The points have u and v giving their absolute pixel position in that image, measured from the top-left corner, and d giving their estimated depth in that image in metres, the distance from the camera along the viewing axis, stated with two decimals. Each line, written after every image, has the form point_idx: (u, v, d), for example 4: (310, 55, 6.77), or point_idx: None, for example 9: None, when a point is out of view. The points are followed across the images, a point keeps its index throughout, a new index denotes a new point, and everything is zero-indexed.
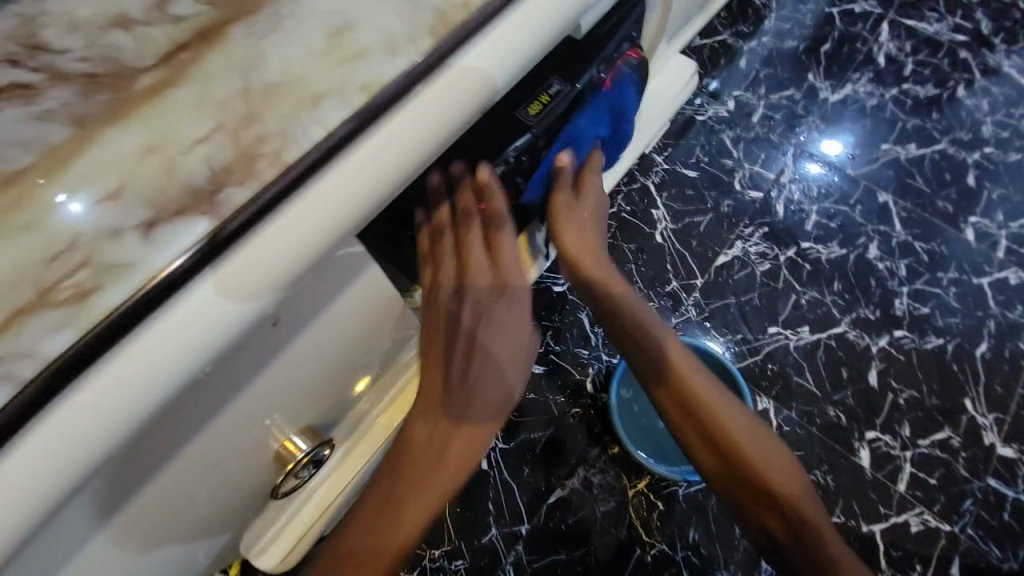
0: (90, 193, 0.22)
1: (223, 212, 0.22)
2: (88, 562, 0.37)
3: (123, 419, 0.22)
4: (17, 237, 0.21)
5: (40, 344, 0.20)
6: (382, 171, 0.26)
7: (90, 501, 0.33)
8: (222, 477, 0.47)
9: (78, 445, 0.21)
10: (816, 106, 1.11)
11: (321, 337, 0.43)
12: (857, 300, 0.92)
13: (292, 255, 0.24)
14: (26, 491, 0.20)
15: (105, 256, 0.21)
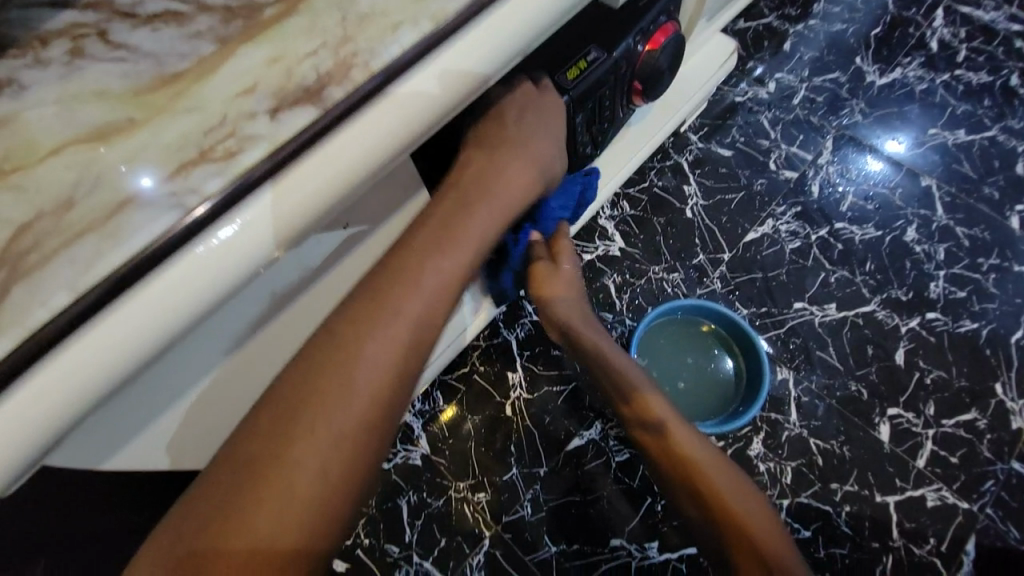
0: (230, 90, 0.30)
1: (330, 106, 0.30)
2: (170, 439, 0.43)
3: (253, 252, 0.29)
4: (180, 119, 0.29)
5: (204, 183, 0.28)
6: (438, 94, 0.33)
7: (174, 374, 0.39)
8: None
9: (221, 265, 0.29)
10: (862, 89, 1.10)
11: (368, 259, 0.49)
12: (889, 282, 0.92)
13: (372, 150, 0.31)
14: (174, 303, 0.28)
15: (248, 130, 0.29)
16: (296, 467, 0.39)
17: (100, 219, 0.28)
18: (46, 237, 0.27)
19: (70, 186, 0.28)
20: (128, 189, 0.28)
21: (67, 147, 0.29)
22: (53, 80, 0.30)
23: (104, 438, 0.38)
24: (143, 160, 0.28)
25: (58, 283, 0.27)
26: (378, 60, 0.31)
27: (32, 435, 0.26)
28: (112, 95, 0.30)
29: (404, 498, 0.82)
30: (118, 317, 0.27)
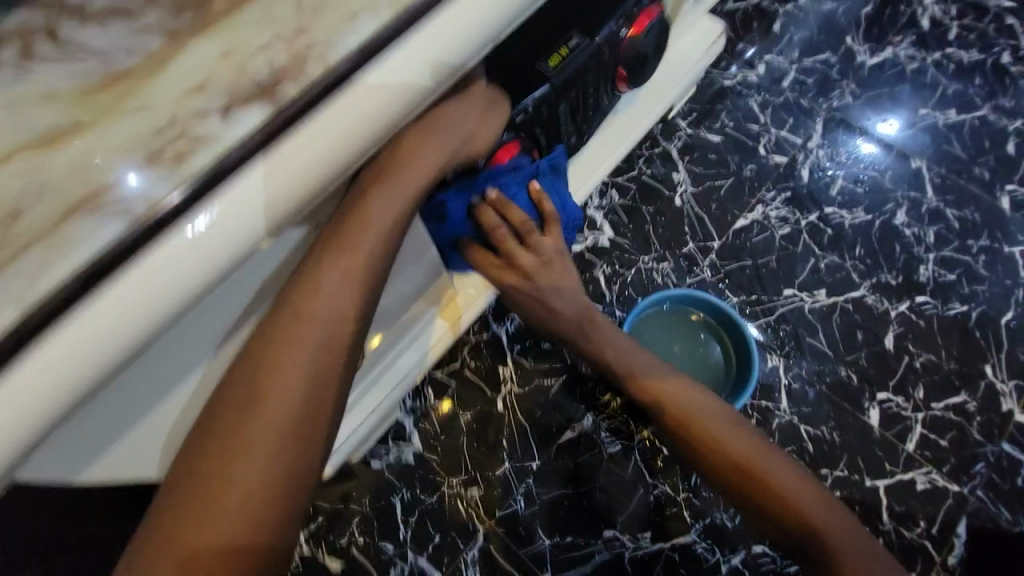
0: (182, 87, 0.28)
1: (287, 103, 0.29)
2: (147, 448, 0.42)
3: (213, 259, 0.28)
4: (132, 118, 0.28)
5: (155, 187, 0.27)
6: (411, 83, 0.31)
7: (141, 384, 0.37)
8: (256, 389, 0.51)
9: (181, 270, 0.27)
10: (852, 71, 1.08)
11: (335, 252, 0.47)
12: (879, 266, 0.91)
13: (339, 145, 0.30)
14: (136, 309, 0.27)
15: (201, 130, 0.28)
16: (220, 472, 0.37)
17: (45, 227, 0.26)
18: None
19: (12, 195, 0.26)
20: (72, 192, 0.27)
21: (12, 152, 0.27)
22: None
23: (76, 453, 0.36)
24: (88, 163, 0.27)
25: (4, 297, 0.25)
26: (338, 52, 0.30)
27: (1, 450, 0.25)
28: (57, 97, 0.28)
29: (397, 496, 0.82)
30: (72, 334, 0.26)
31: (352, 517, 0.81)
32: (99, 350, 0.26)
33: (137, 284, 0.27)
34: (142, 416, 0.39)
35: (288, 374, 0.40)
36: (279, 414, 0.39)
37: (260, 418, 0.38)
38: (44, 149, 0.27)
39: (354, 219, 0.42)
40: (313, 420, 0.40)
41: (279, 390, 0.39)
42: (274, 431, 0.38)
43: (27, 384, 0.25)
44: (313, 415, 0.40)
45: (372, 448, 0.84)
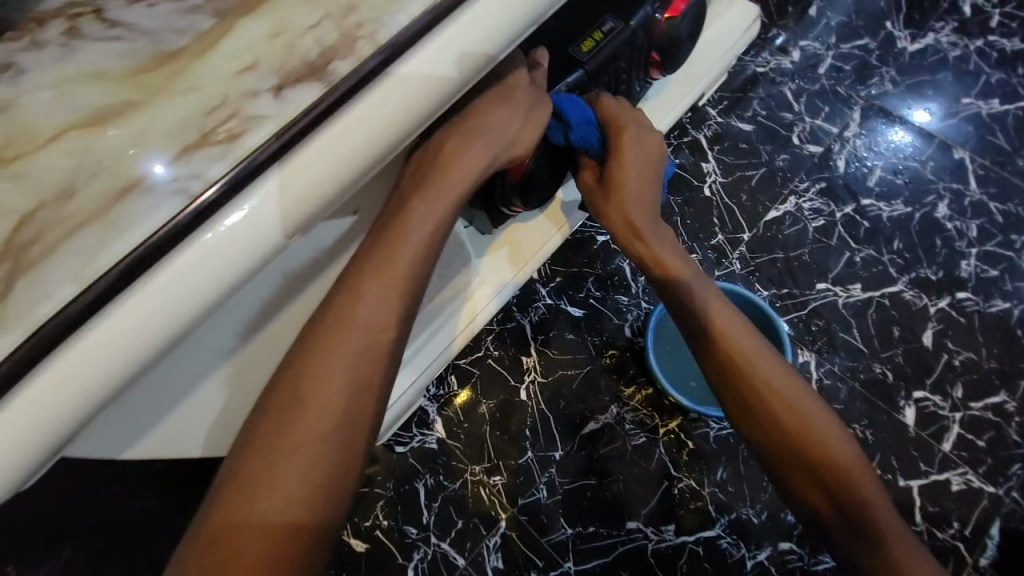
0: (231, 66, 0.28)
1: (332, 81, 0.28)
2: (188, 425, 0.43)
3: (263, 240, 0.28)
4: (181, 99, 0.28)
5: (205, 166, 0.27)
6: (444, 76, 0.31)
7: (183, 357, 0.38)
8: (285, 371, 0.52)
9: (234, 246, 0.28)
10: (892, 57, 1.04)
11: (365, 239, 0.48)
12: (918, 260, 0.88)
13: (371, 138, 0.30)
14: (192, 284, 0.27)
15: (250, 110, 0.28)
16: (268, 471, 0.37)
17: (100, 206, 0.26)
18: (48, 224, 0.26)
19: (66, 175, 0.27)
20: (123, 172, 0.27)
21: (64, 133, 0.27)
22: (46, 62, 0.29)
23: (125, 426, 0.37)
24: (138, 143, 0.27)
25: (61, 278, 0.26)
26: (383, 30, 0.29)
27: (51, 427, 0.26)
28: (109, 79, 0.28)
29: (420, 482, 0.83)
30: (134, 310, 0.27)
31: (377, 500, 0.82)
32: (160, 326, 0.27)
33: (192, 258, 0.27)
34: (181, 390, 0.41)
35: (331, 378, 0.40)
36: (319, 421, 0.39)
37: (303, 421, 0.38)
38: (96, 129, 0.27)
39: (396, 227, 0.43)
40: (354, 428, 0.40)
41: (324, 393, 0.39)
42: (316, 435, 0.39)
43: (95, 354, 0.26)
44: (351, 425, 0.40)
45: (397, 434, 0.85)
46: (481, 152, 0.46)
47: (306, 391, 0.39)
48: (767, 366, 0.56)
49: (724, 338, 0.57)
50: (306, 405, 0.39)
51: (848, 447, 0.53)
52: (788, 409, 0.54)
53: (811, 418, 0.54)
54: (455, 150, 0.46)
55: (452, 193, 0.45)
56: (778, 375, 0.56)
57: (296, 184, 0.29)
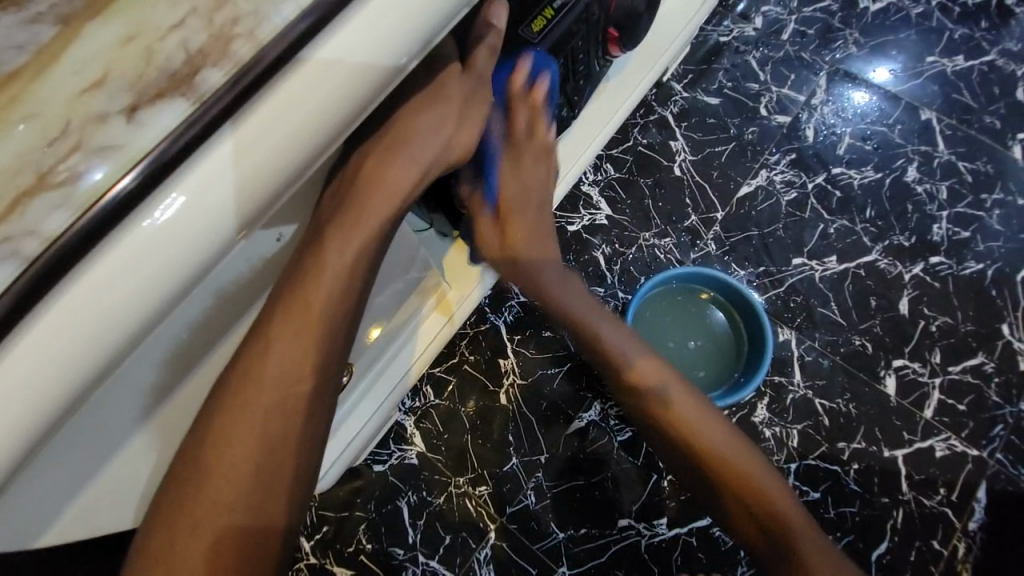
0: (77, 85, 0.23)
1: (211, 97, 0.23)
2: (110, 491, 0.37)
3: (150, 297, 0.24)
4: (13, 130, 0.22)
5: (42, 219, 0.22)
6: (367, 70, 0.27)
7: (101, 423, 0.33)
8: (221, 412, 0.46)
9: (126, 291, 0.23)
10: (855, 18, 1.01)
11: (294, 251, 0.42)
12: (891, 227, 0.87)
13: (278, 152, 0.25)
14: (76, 341, 0.23)
15: (99, 138, 0.22)
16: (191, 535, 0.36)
17: None
18: None
19: None
20: None
21: None
22: None
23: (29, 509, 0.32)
24: None
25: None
26: (266, 27, 0.24)
27: None
28: None
29: (402, 500, 0.79)
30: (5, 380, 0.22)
31: (359, 523, 0.78)
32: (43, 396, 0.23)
33: (76, 311, 0.23)
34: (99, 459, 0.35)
35: (247, 438, 0.37)
36: (237, 469, 0.37)
37: (222, 465, 0.37)
38: None
39: (308, 270, 0.38)
40: (277, 474, 0.38)
41: (238, 438, 0.37)
42: (232, 498, 0.37)
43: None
44: (272, 471, 0.38)
45: (375, 452, 0.81)
46: (411, 163, 0.41)
47: (217, 454, 0.37)
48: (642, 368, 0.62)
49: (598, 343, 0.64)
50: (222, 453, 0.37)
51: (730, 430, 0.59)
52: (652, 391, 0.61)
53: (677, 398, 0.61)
54: (385, 175, 0.40)
55: (372, 215, 0.40)
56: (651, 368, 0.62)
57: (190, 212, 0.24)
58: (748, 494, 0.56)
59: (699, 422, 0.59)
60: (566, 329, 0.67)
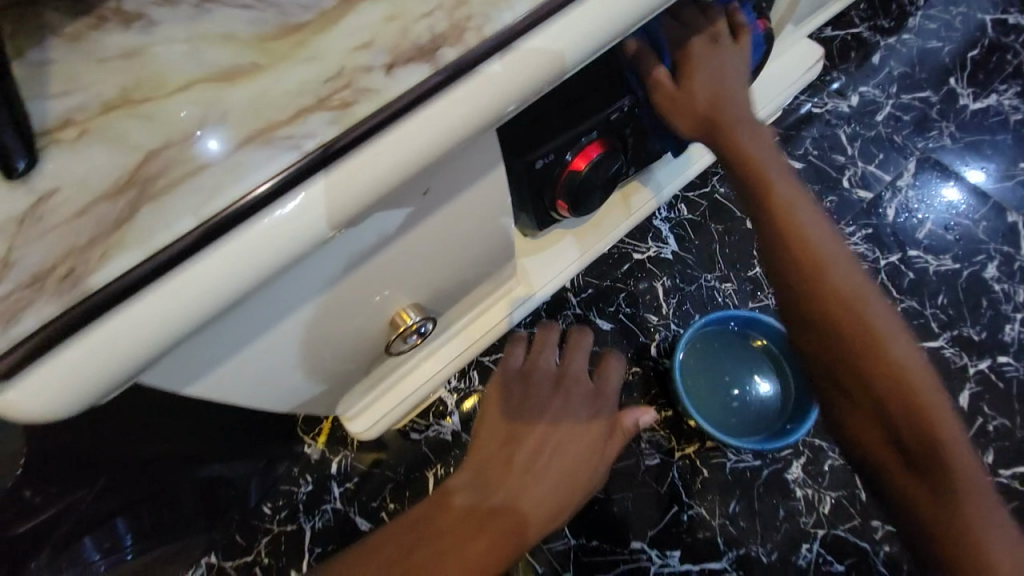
0: (351, 44, 0.30)
1: (448, 61, 0.30)
2: (226, 373, 0.42)
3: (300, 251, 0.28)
4: (291, 65, 0.30)
5: (319, 128, 0.28)
6: (577, 42, 0.33)
7: (240, 320, 0.38)
8: (329, 352, 0.53)
9: (277, 242, 0.28)
10: (953, 112, 1.03)
11: (435, 229, 0.47)
12: (961, 318, 0.86)
13: (478, 107, 0.30)
14: (223, 274, 0.27)
15: (364, 82, 0.29)
16: None
17: (226, 151, 0.28)
18: (185, 157, 0.28)
19: (198, 122, 0.28)
20: (244, 123, 0.28)
21: (194, 89, 0.29)
22: (195, 25, 0.31)
23: (176, 373, 0.37)
24: (256, 107, 0.29)
25: (133, 236, 0.26)
26: (491, 25, 0.31)
27: (118, 366, 0.26)
28: (234, 41, 0.30)
29: (431, 471, 0.84)
30: (181, 282, 0.27)
31: (384, 483, 0.84)
32: (198, 297, 0.27)
33: (242, 242, 0.27)
34: (224, 351, 0.40)
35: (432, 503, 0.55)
36: None
37: None
38: (227, 99, 0.29)
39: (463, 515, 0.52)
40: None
41: None
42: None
43: (142, 313, 0.26)
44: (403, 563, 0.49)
45: (413, 421, 0.86)
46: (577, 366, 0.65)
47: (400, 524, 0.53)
48: (889, 324, 0.46)
49: (822, 272, 0.47)
50: None
51: (964, 425, 0.45)
52: (880, 336, 0.46)
53: (904, 350, 0.46)
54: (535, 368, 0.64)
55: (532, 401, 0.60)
56: (883, 313, 0.47)
57: (367, 172, 0.29)
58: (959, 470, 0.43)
59: (911, 370, 0.45)
60: (823, 308, 0.47)
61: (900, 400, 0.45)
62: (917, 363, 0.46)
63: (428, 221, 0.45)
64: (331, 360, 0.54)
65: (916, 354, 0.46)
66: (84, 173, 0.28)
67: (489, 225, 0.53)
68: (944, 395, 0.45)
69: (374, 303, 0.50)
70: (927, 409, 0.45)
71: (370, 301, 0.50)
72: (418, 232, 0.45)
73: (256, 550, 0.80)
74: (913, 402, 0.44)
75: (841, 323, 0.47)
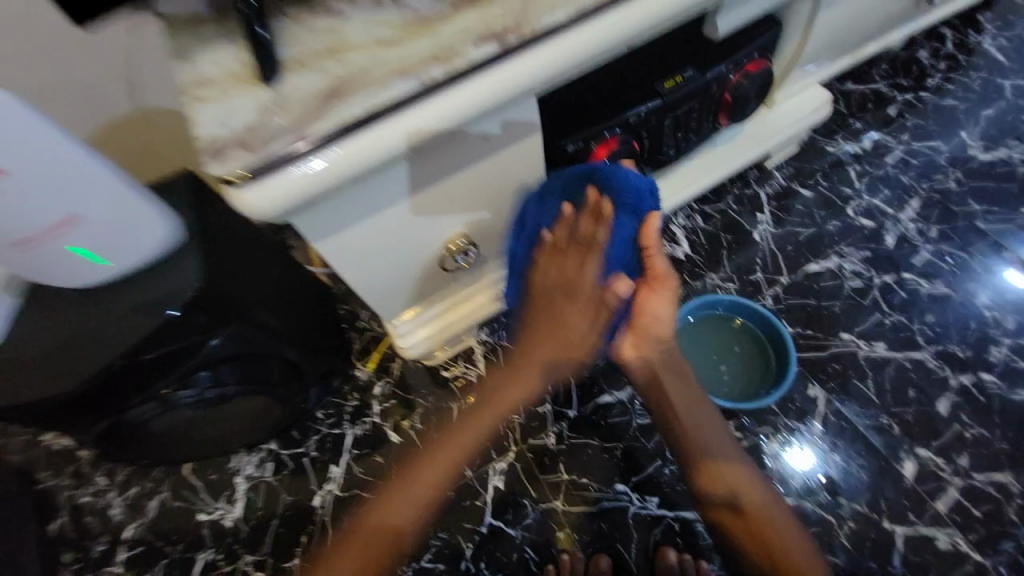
0: (457, 30, 0.50)
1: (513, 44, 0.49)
2: (336, 241, 0.60)
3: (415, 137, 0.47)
4: (421, 39, 0.50)
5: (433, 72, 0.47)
6: (604, 37, 0.52)
7: (358, 197, 0.56)
8: (400, 259, 0.70)
9: (403, 128, 0.47)
10: (960, 161, 1.13)
11: (490, 168, 0.65)
12: (948, 336, 0.94)
13: (535, 68, 0.50)
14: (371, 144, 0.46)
15: (462, 51, 0.49)
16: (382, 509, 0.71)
17: (379, 81, 0.47)
18: (357, 82, 0.48)
19: (364, 65, 0.49)
20: (390, 67, 0.48)
21: (362, 48, 0.50)
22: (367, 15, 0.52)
23: (315, 224, 0.55)
24: (398, 59, 0.48)
25: (327, 115, 0.46)
26: (540, 24, 0.50)
27: (309, 188, 0.46)
28: (389, 26, 0.51)
29: (454, 404, 1.00)
30: (349, 144, 0.46)
31: (415, 408, 1.00)
32: (358, 155, 0.46)
33: (387, 128, 0.47)
34: (342, 220, 0.58)
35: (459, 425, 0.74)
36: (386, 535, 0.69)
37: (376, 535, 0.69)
38: (382, 54, 0.49)
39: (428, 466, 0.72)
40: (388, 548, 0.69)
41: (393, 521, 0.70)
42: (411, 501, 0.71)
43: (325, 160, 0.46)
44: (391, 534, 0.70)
45: (445, 362, 1.03)
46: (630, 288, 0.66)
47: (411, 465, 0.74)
48: (707, 431, 0.75)
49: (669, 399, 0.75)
50: (367, 536, 0.70)
51: (759, 481, 0.75)
52: (706, 450, 0.75)
53: (725, 458, 0.75)
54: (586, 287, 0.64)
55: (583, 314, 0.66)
56: (716, 438, 0.76)
57: (462, 98, 0.48)
58: (761, 516, 0.73)
59: (728, 464, 0.75)
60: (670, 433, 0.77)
61: (727, 479, 0.74)
62: (741, 473, 0.75)
63: (486, 159, 0.63)
64: (399, 269, 0.71)
65: (737, 455, 0.76)
66: (301, 85, 0.48)
67: (530, 177, 0.71)
68: (750, 472, 0.75)
69: (439, 222, 0.68)
70: (738, 484, 0.74)
71: (437, 220, 0.67)
72: (478, 166, 0.63)
73: (307, 445, 0.98)
74: (738, 501, 0.73)
75: (698, 453, 0.75)
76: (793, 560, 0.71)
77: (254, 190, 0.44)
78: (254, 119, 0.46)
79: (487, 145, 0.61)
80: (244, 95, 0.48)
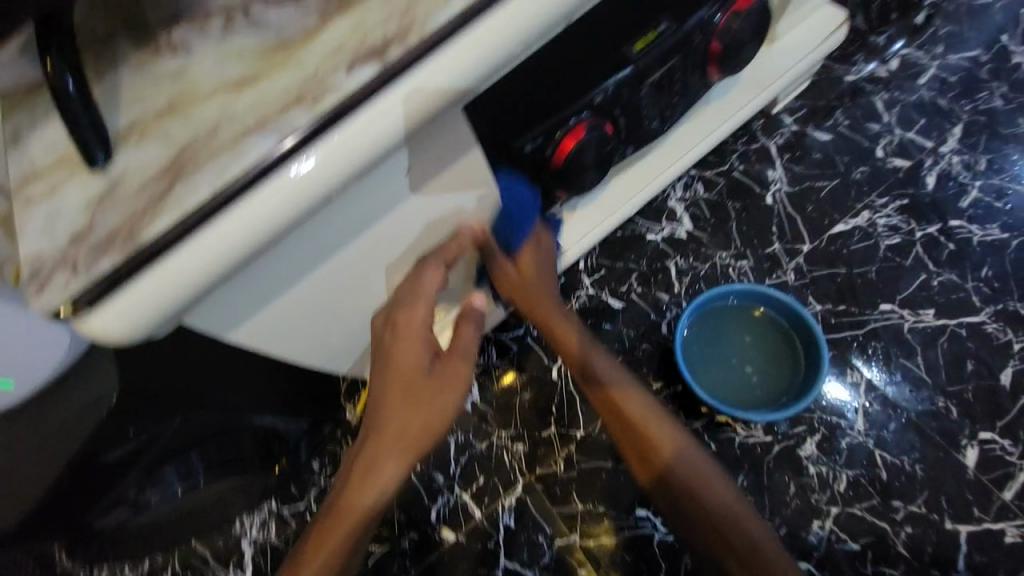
0: (326, 52, 0.38)
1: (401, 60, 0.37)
2: (255, 325, 0.50)
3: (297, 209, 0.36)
4: (280, 72, 0.38)
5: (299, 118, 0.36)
6: (533, 18, 0.39)
7: (263, 277, 0.45)
8: (348, 315, 0.60)
9: (278, 202, 0.36)
10: (1005, 73, 0.95)
11: (430, 202, 0.53)
12: (1008, 292, 0.81)
13: (444, 80, 0.37)
14: (238, 229, 0.35)
15: (334, 81, 0.37)
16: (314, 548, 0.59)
17: (234, 140, 0.36)
18: (206, 146, 0.36)
19: (214, 120, 0.37)
20: (247, 119, 0.37)
21: (209, 95, 0.38)
22: (211, 43, 0.40)
23: (217, 317, 0.45)
24: (256, 107, 0.37)
25: (171, 200, 0.35)
26: (433, 22, 0.38)
27: (165, 300, 0.35)
28: (240, 57, 0.39)
29: (450, 438, 0.89)
30: (210, 235, 0.35)
31: None
32: (224, 245, 0.35)
33: (256, 204, 0.35)
34: (253, 304, 0.47)
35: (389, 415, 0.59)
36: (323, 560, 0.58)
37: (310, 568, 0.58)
38: (235, 102, 0.37)
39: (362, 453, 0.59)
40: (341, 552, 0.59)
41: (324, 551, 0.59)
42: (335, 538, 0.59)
43: (181, 262, 0.35)
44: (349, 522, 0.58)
45: None
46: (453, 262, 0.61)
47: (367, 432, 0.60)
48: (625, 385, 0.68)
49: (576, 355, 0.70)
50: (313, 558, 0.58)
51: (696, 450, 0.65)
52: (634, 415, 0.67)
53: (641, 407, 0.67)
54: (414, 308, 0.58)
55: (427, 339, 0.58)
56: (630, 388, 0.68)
57: (348, 148, 0.36)
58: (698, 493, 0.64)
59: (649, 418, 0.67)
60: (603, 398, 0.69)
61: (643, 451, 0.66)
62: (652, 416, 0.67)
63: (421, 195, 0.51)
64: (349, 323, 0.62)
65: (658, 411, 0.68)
66: (139, 161, 0.37)
67: (485, 199, 0.58)
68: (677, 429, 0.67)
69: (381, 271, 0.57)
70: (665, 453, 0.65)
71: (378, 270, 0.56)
72: (412, 204, 0.51)
73: (306, 501, 0.93)
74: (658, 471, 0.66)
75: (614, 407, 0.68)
76: (746, 543, 0.61)
77: (95, 316, 0.34)
78: (83, 223, 0.36)
79: (416, 179, 0.49)
80: (71, 185, 0.37)
